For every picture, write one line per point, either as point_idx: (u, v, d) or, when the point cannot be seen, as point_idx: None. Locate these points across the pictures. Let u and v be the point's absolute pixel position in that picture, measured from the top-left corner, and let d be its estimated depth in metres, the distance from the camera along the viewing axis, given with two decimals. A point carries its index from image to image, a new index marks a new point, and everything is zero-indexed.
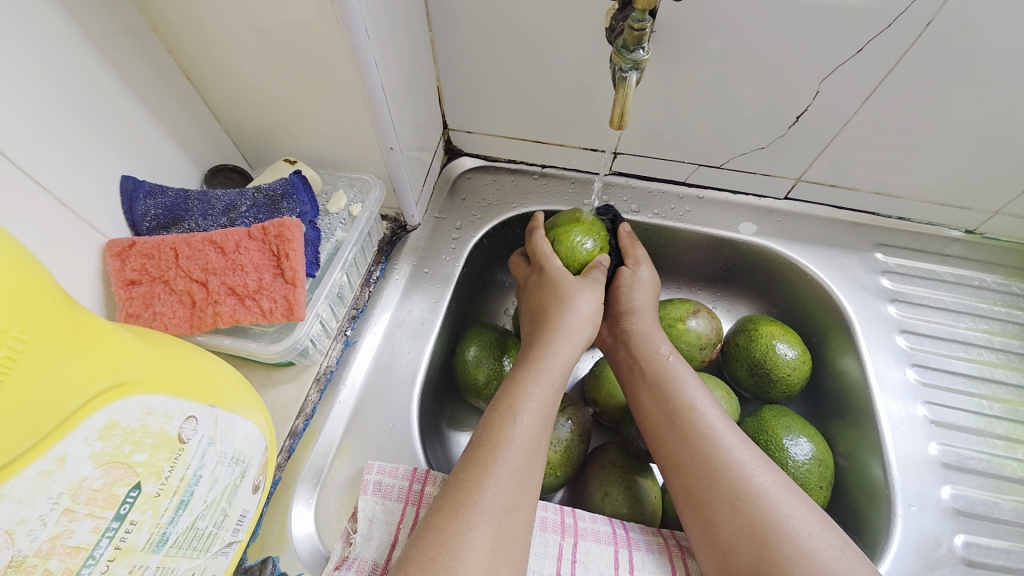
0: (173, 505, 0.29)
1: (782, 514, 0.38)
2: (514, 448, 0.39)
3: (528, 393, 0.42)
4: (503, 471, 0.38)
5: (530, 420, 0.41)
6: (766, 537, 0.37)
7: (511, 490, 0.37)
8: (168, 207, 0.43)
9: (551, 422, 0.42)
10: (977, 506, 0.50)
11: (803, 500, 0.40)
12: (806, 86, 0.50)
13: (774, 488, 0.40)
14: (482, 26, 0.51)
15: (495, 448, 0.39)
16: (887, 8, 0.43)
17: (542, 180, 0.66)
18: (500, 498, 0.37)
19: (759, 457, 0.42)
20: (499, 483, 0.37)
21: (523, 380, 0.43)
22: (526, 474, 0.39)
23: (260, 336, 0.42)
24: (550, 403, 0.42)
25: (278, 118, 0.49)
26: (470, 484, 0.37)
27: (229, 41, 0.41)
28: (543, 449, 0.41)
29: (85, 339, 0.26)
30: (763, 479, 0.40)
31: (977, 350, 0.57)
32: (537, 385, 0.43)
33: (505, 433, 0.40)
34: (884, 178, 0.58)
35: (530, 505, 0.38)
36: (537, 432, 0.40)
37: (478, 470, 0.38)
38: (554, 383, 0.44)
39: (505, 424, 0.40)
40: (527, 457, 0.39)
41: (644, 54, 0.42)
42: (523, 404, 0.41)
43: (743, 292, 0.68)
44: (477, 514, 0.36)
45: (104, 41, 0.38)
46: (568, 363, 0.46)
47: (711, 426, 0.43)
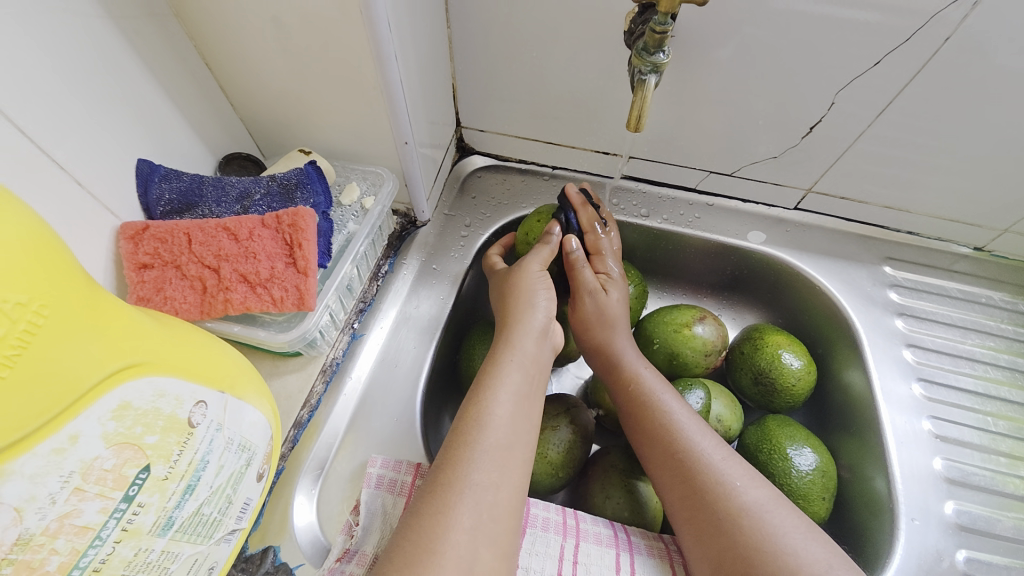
0: (180, 490, 0.29)
1: (770, 529, 0.38)
2: (489, 427, 0.39)
3: (499, 373, 0.42)
4: (481, 451, 0.38)
5: (503, 402, 0.40)
6: (755, 553, 0.37)
7: (490, 470, 0.37)
8: (183, 192, 0.43)
9: (526, 403, 0.42)
10: (979, 522, 0.50)
11: (793, 511, 0.40)
12: (821, 98, 0.50)
13: (763, 504, 0.39)
14: (500, 25, 0.51)
15: (471, 428, 0.39)
16: (906, 22, 0.43)
17: (553, 182, 0.67)
18: (479, 477, 0.36)
19: (749, 472, 0.42)
20: (477, 462, 0.37)
21: (493, 364, 0.43)
22: (504, 453, 0.38)
23: (270, 324, 0.42)
24: (523, 384, 0.42)
25: (294, 108, 0.49)
26: (450, 466, 0.37)
27: (251, 30, 0.42)
28: (521, 426, 0.40)
29: (101, 318, 0.26)
30: (752, 494, 0.40)
31: (983, 367, 0.57)
32: (505, 368, 0.43)
33: (481, 414, 0.40)
34: (895, 192, 0.58)
35: (514, 484, 0.38)
36: (511, 411, 0.40)
37: (457, 451, 0.38)
38: (525, 364, 0.44)
39: (479, 406, 0.40)
40: (505, 437, 0.39)
41: (663, 58, 0.42)
42: (495, 386, 0.41)
43: (749, 300, 0.68)
44: (459, 494, 0.35)
45: (126, 24, 0.38)
46: (534, 344, 0.45)
47: (695, 440, 0.43)
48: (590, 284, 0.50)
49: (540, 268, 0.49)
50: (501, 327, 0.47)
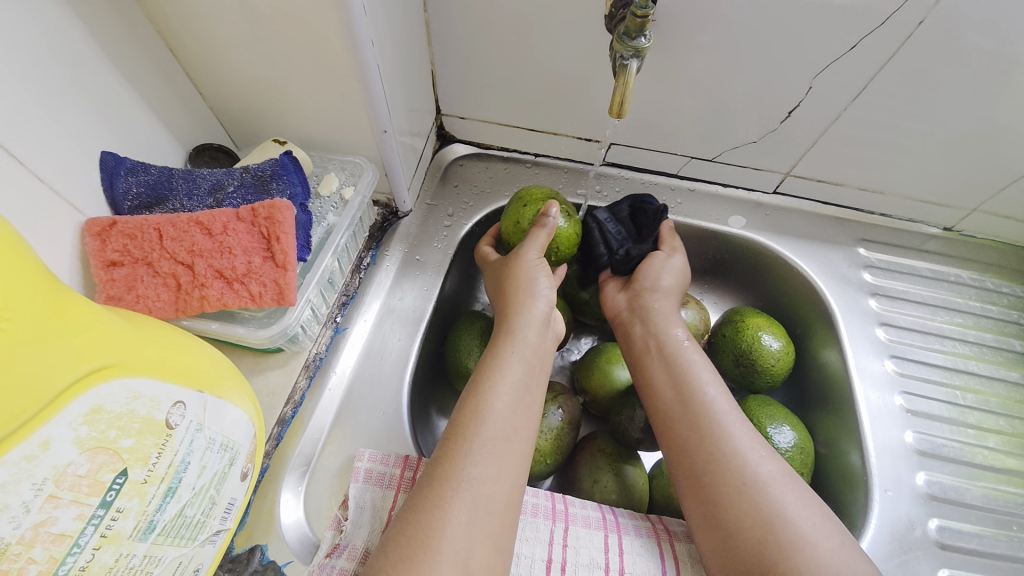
0: (160, 493, 0.28)
1: (782, 502, 0.39)
2: (487, 420, 0.39)
3: (498, 365, 0.42)
4: (477, 444, 0.38)
5: (503, 396, 0.40)
6: (768, 525, 0.38)
7: (487, 462, 0.37)
8: (152, 185, 0.41)
9: (527, 395, 0.42)
10: (949, 491, 0.52)
11: (802, 490, 0.40)
12: (798, 82, 0.51)
13: (778, 476, 0.41)
14: (479, 8, 0.50)
15: (469, 422, 0.39)
16: (881, 6, 0.43)
17: (535, 169, 0.66)
18: (475, 471, 0.36)
19: (764, 447, 0.43)
20: (474, 455, 0.37)
21: (491, 356, 0.43)
22: (502, 445, 0.38)
23: (249, 321, 0.41)
24: (523, 377, 0.42)
25: (267, 97, 0.47)
26: (446, 460, 0.37)
27: (218, 14, 0.40)
28: (519, 419, 0.40)
29: (70, 319, 0.25)
30: (767, 469, 0.41)
31: (951, 343, 0.60)
32: (504, 360, 0.42)
33: (479, 407, 0.39)
34: (868, 175, 0.59)
35: (512, 477, 0.38)
36: (511, 403, 0.40)
37: (453, 445, 0.38)
38: (526, 357, 0.43)
39: (475, 398, 0.40)
40: (502, 429, 0.39)
41: (645, 42, 0.42)
42: (493, 378, 0.41)
43: (729, 284, 0.69)
44: (455, 488, 0.36)
45: (83, 8, 0.36)
46: (535, 335, 0.45)
47: (717, 409, 0.44)
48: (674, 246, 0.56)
49: (537, 256, 0.48)
50: (501, 318, 0.47)
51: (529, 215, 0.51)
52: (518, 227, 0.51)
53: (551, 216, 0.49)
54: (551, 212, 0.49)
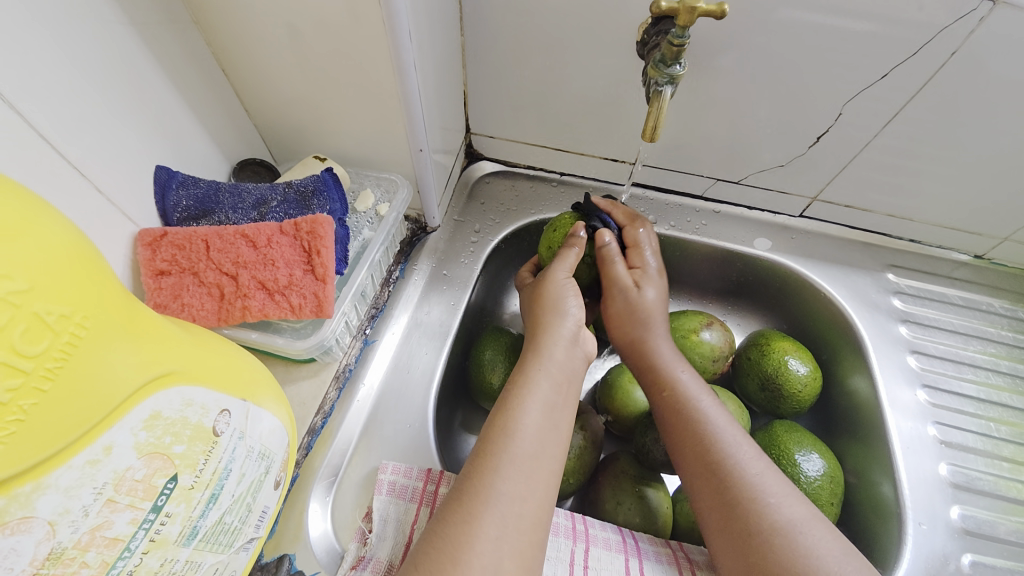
0: (205, 499, 0.29)
1: (806, 548, 0.38)
2: (516, 437, 0.39)
3: (528, 383, 0.42)
4: (507, 461, 0.38)
5: (532, 413, 0.41)
6: (788, 570, 0.37)
7: (516, 480, 0.37)
8: (199, 198, 0.43)
9: (555, 414, 0.42)
10: (984, 526, 0.50)
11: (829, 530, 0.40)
12: (829, 108, 0.51)
13: (797, 524, 0.39)
14: (514, 33, 0.52)
15: (498, 437, 0.39)
16: (914, 35, 0.44)
17: (561, 188, 0.67)
18: (505, 487, 0.37)
19: (787, 489, 0.41)
20: (503, 471, 0.37)
21: (519, 374, 0.44)
22: (530, 464, 0.38)
23: (287, 332, 0.42)
24: (551, 394, 0.42)
25: (309, 115, 0.49)
26: (475, 474, 0.38)
27: (270, 38, 0.42)
28: (548, 438, 0.40)
29: (137, 327, 0.26)
30: (788, 512, 0.40)
31: (984, 373, 0.58)
32: (532, 377, 0.43)
33: (508, 423, 0.40)
34: (897, 201, 0.59)
35: (540, 496, 0.38)
36: (538, 421, 0.40)
37: (482, 460, 0.38)
38: (554, 376, 0.43)
39: (504, 414, 0.40)
40: (531, 447, 0.39)
41: (680, 69, 0.42)
42: (522, 395, 0.41)
43: (753, 306, 0.69)
44: (485, 504, 0.36)
45: (146, 30, 0.38)
46: (563, 354, 0.45)
47: (718, 451, 0.43)
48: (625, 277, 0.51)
49: (566, 275, 0.49)
50: (530, 337, 0.48)
51: (558, 238, 0.52)
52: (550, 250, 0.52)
53: (579, 236, 0.50)
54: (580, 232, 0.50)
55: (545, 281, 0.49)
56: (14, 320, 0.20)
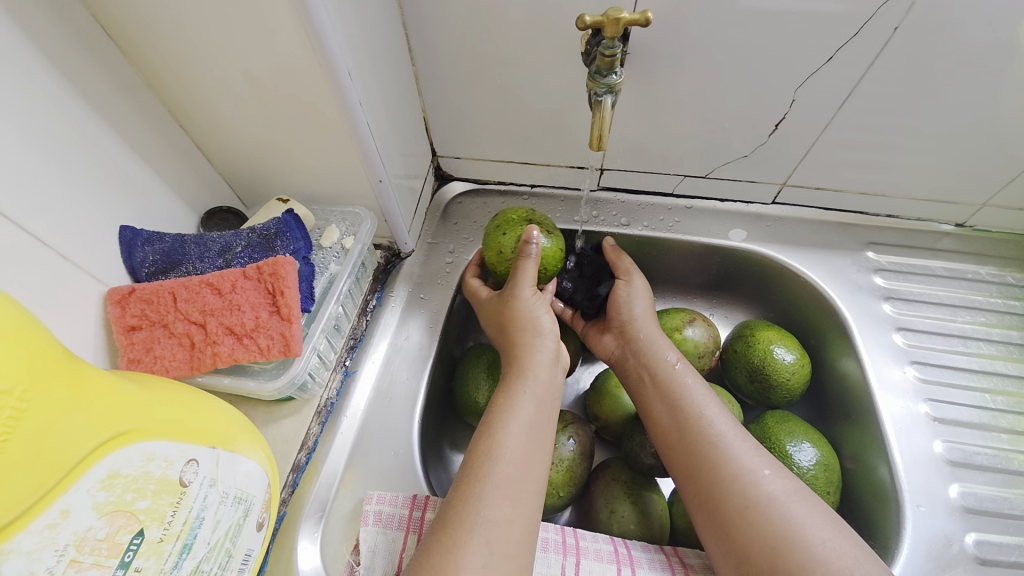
0: (177, 550, 0.29)
1: (796, 520, 0.38)
2: (500, 460, 0.39)
3: (510, 405, 0.42)
4: (491, 485, 0.38)
5: (514, 433, 0.41)
6: (780, 541, 0.37)
7: (501, 505, 0.37)
8: (166, 252, 0.44)
9: (538, 433, 0.42)
10: (986, 502, 0.50)
11: (818, 505, 0.40)
12: (782, 93, 0.51)
13: (785, 495, 0.39)
14: (463, 57, 0.53)
15: (481, 462, 0.39)
16: (851, 17, 0.44)
17: (532, 201, 0.68)
18: (488, 512, 0.37)
19: (771, 461, 0.42)
20: (487, 496, 0.37)
21: (504, 395, 0.43)
22: (514, 487, 0.39)
23: (260, 373, 0.43)
24: (534, 415, 0.43)
25: (270, 158, 0.50)
26: (461, 503, 0.37)
27: (220, 91, 0.43)
28: (532, 458, 0.41)
29: (88, 391, 0.27)
30: (774, 484, 0.40)
31: (976, 344, 0.57)
32: (516, 398, 0.43)
33: (491, 448, 0.40)
34: (866, 178, 0.59)
35: (525, 519, 0.38)
36: (523, 443, 0.41)
37: (467, 487, 0.38)
38: (538, 396, 0.44)
39: (489, 439, 0.40)
40: (516, 470, 0.39)
41: (616, 78, 0.44)
42: (506, 419, 0.41)
43: (738, 297, 0.68)
44: (469, 531, 0.36)
45: (99, 98, 0.40)
46: (547, 373, 0.46)
47: (705, 428, 0.44)
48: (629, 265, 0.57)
49: (533, 289, 0.48)
50: (510, 357, 0.47)
51: (511, 242, 0.49)
52: (504, 256, 0.50)
53: (531, 243, 0.48)
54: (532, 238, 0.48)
55: (512, 300, 0.48)
56: None
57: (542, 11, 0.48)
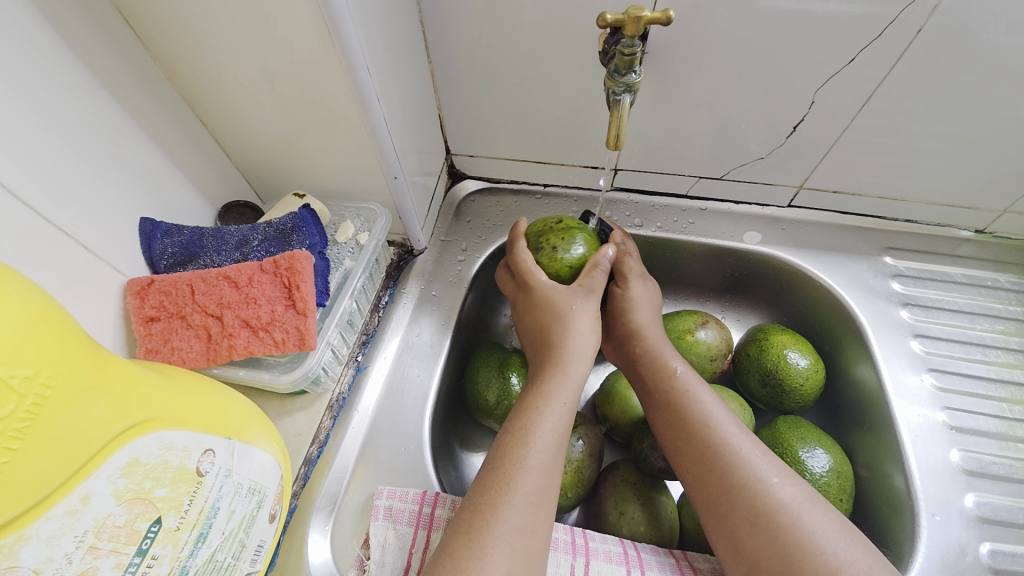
0: (192, 539, 0.29)
1: (807, 529, 0.37)
2: (529, 469, 0.39)
3: (539, 412, 0.42)
4: (518, 493, 0.38)
5: (545, 443, 0.41)
6: (791, 549, 0.37)
7: (525, 513, 0.37)
8: (184, 245, 0.44)
9: (565, 441, 0.42)
10: (1001, 512, 0.49)
11: (830, 512, 0.39)
12: (801, 95, 0.51)
13: (796, 502, 0.39)
14: (480, 55, 0.53)
15: (509, 471, 0.39)
16: (874, 18, 0.43)
17: (545, 200, 0.67)
18: (513, 520, 0.37)
19: (784, 469, 0.41)
20: (513, 504, 0.38)
21: (538, 400, 0.43)
22: (540, 495, 0.39)
23: (274, 366, 0.44)
24: (565, 422, 0.42)
25: (287, 153, 0.51)
26: (487, 508, 0.37)
27: (240, 86, 0.44)
28: (559, 467, 0.41)
29: (108, 379, 0.27)
30: (789, 492, 0.39)
31: (994, 352, 0.56)
32: (551, 405, 0.42)
33: (520, 456, 0.40)
34: (885, 182, 0.58)
35: (545, 527, 0.38)
36: (552, 451, 0.41)
37: (492, 493, 0.38)
38: (572, 404, 0.43)
39: (522, 447, 0.40)
40: (542, 479, 0.39)
41: (636, 77, 0.43)
42: (537, 426, 0.41)
43: (751, 301, 0.68)
44: (494, 539, 0.36)
45: (122, 91, 0.40)
46: (583, 380, 0.45)
47: (712, 438, 0.43)
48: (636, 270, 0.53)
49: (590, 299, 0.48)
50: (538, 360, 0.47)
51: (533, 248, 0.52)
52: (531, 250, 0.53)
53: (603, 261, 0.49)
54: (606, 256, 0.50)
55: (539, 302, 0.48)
56: None
57: (561, 9, 0.47)
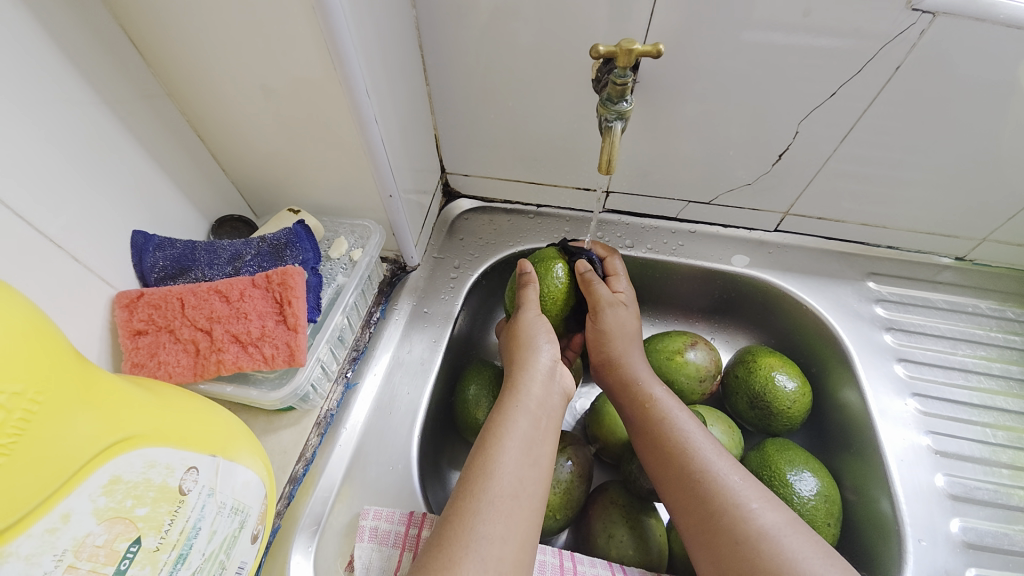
0: (171, 560, 0.29)
1: (789, 556, 0.37)
2: (497, 477, 0.39)
3: (507, 421, 0.42)
4: (487, 502, 0.38)
5: (511, 450, 0.40)
6: None
7: (495, 522, 0.37)
8: (176, 258, 0.44)
9: (536, 451, 0.42)
10: (986, 537, 0.49)
11: (812, 538, 0.39)
12: (787, 124, 0.53)
13: (779, 528, 0.39)
14: (476, 78, 0.55)
15: (477, 478, 0.39)
16: (853, 56, 0.46)
17: (538, 220, 0.68)
18: (485, 530, 0.36)
19: (765, 494, 0.41)
20: (483, 513, 0.37)
21: (501, 411, 0.43)
22: (512, 504, 0.38)
23: (262, 382, 0.43)
24: (530, 432, 0.42)
25: (283, 169, 0.51)
26: (458, 518, 0.37)
27: (240, 104, 0.45)
28: (530, 476, 0.40)
29: (96, 394, 0.27)
30: (770, 517, 0.39)
31: (976, 377, 0.57)
32: (513, 413, 0.43)
33: (487, 463, 0.40)
34: (867, 209, 0.60)
35: (521, 539, 0.37)
36: (519, 459, 0.40)
37: (463, 502, 0.38)
38: (532, 412, 0.44)
39: (485, 457, 0.40)
40: (512, 487, 0.39)
41: (627, 106, 0.45)
42: (502, 434, 0.41)
43: (739, 323, 0.69)
44: (464, 549, 0.35)
45: (122, 106, 0.41)
46: (541, 389, 0.46)
47: (693, 462, 0.43)
48: (606, 299, 0.52)
49: (536, 314, 0.50)
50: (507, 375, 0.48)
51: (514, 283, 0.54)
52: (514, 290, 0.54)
53: (528, 273, 0.51)
54: (528, 268, 0.52)
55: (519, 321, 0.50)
56: None
57: (556, 38, 0.49)
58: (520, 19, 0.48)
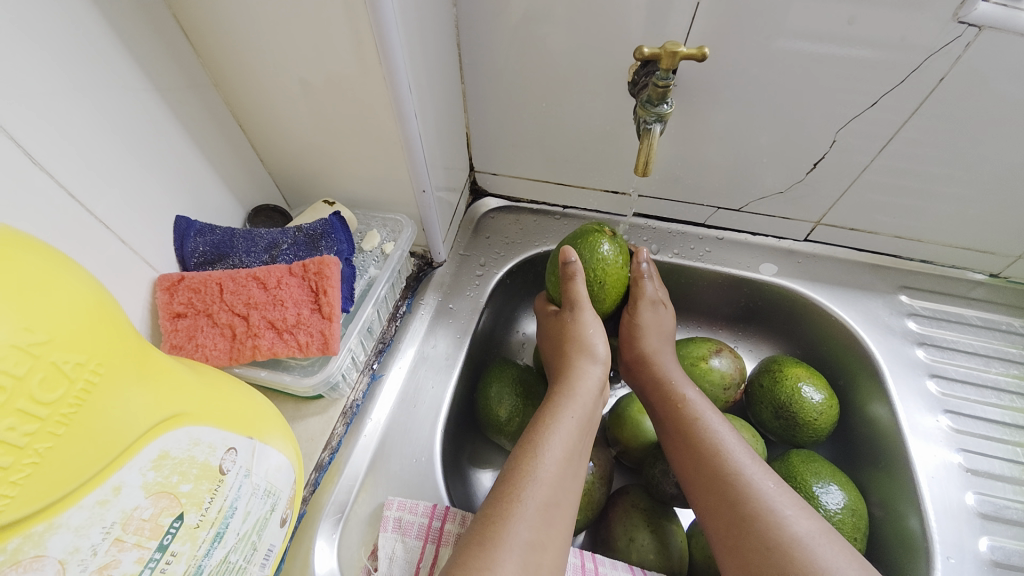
0: (210, 537, 0.29)
1: (821, 563, 0.37)
2: (541, 482, 0.39)
3: (554, 427, 0.42)
4: (530, 506, 0.38)
5: (557, 458, 0.41)
6: None
7: (538, 528, 0.37)
8: (216, 244, 0.45)
9: (577, 461, 0.42)
10: (1017, 559, 0.48)
11: (846, 548, 0.38)
12: (823, 133, 0.52)
13: (813, 536, 0.38)
14: (511, 78, 0.55)
15: (523, 482, 0.39)
16: (898, 65, 0.45)
17: (564, 221, 0.68)
18: (526, 534, 0.36)
19: (799, 502, 0.41)
20: (526, 518, 0.37)
21: (548, 416, 0.43)
22: (552, 512, 0.38)
23: (295, 369, 0.44)
24: (577, 441, 0.43)
25: (319, 162, 0.52)
26: (499, 518, 0.37)
27: (282, 96, 0.45)
28: (570, 486, 0.40)
29: (149, 370, 0.28)
30: (804, 525, 0.39)
31: (1010, 397, 0.56)
32: (560, 421, 0.43)
33: (532, 468, 0.40)
34: (902, 222, 0.59)
35: (558, 546, 0.38)
36: (563, 468, 0.40)
37: (506, 504, 0.38)
38: (580, 421, 0.44)
39: (531, 460, 0.40)
40: (554, 495, 0.39)
41: (667, 108, 0.45)
42: (548, 439, 0.41)
43: (764, 332, 0.68)
44: (506, 550, 0.35)
45: (171, 94, 0.42)
46: (591, 401, 0.46)
47: (725, 467, 0.43)
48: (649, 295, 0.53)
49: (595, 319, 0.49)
50: (555, 380, 0.48)
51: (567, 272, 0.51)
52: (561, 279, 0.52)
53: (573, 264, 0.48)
54: (571, 258, 0.48)
55: (572, 320, 0.49)
56: (33, 370, 0.21)
57: (593, 40, 0.49)
58: (556, 20, 0.48)
